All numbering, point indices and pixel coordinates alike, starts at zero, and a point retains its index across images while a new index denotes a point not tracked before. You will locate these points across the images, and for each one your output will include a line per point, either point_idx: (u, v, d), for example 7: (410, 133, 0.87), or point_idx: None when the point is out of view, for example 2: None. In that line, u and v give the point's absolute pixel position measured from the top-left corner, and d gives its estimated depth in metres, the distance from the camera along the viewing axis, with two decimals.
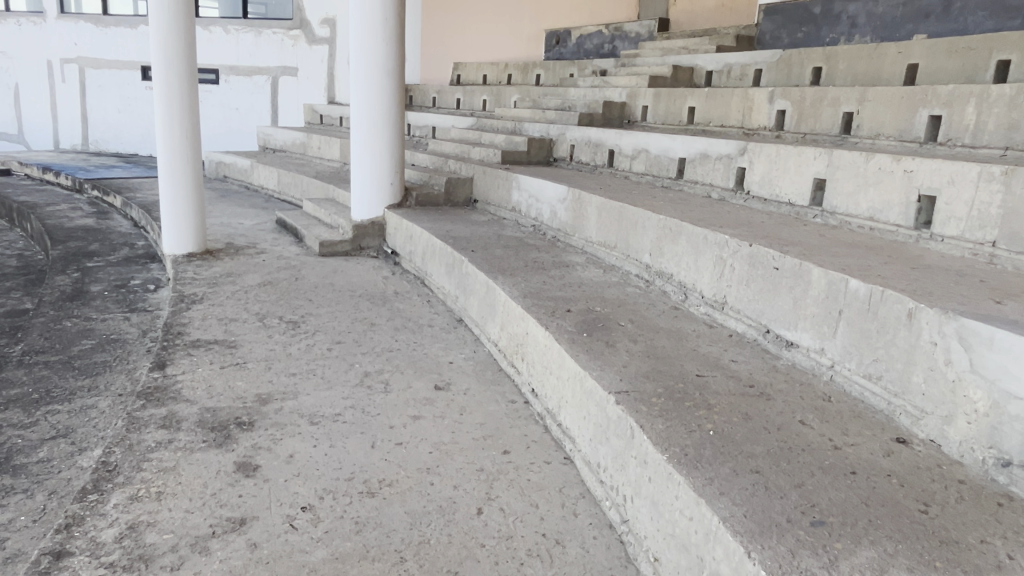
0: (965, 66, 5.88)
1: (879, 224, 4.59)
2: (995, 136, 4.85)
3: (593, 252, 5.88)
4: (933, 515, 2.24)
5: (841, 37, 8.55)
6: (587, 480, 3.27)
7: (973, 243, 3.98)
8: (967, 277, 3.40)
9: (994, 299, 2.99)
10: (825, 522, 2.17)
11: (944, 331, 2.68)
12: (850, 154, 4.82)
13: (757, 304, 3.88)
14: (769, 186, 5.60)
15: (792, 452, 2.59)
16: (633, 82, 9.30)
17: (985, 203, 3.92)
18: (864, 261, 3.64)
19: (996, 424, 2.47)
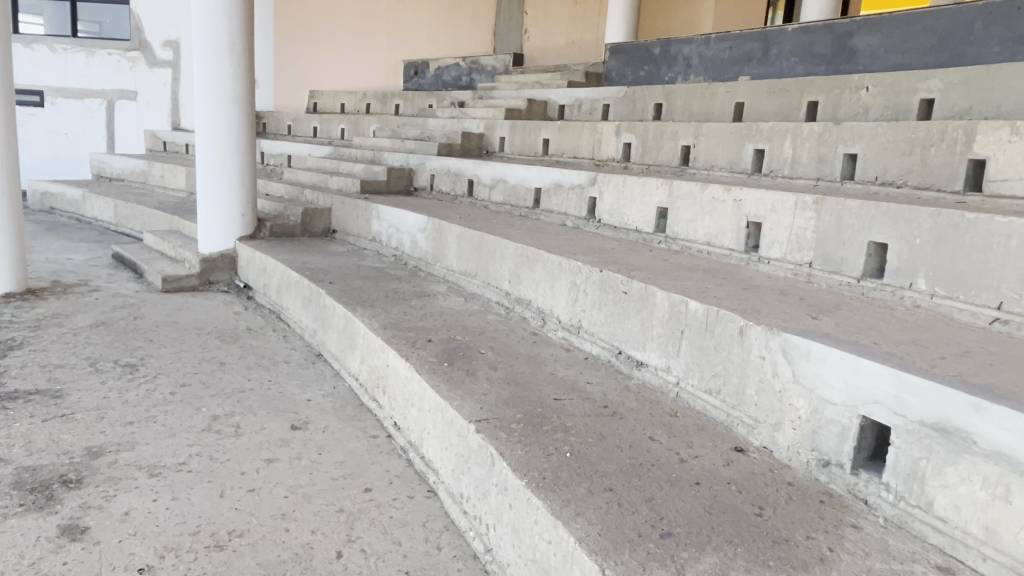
0: (782, 105, 6.54)
1: (715, 248, 4.99)
2: (809, 168, 5.43)
3: (454, 280, 5.90)
4: (766, 517, 2.42)
5: (678, 77, 9.24)
6: (451, 511, 3.24)
7: (794, 264, 4.41)
8: (789, 295, 3.77)
9: (811, 315, 3.32)
10: (673, 533, 2.29)
11: (770, 346, 2.94)
12: (688, 186, 5.21)
13: (609, 327, 4.06)
14: (617, 215, 5.92)
15: (643, 468, 2.72)
16: (490, 114, 9.54)
17: (801, 228, 4.35)
18: (702, 283, 3.93)
19: (816, 428, 2.75)
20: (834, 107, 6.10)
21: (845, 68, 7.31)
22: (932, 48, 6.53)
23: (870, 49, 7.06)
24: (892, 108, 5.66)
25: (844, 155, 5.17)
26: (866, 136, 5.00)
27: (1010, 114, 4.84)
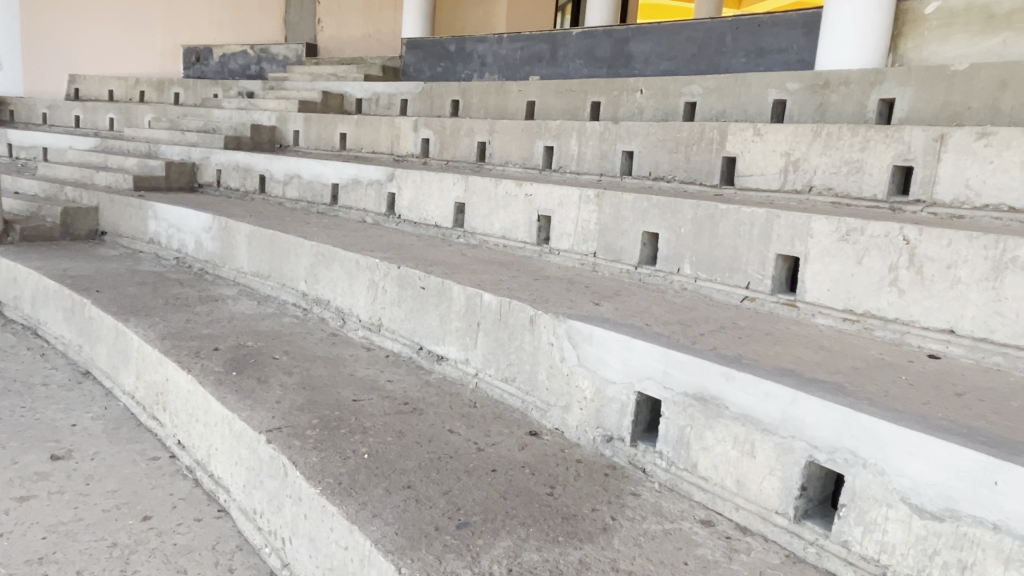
0: (569, 104, 6.93)
1: (510, 242, 5.16)
2: (593, 164, 5.81)
3: (245, 282, 5.53)
4: (556, 495, 2.56)
5: (474, 74, 9.43)
6: (244, 529, 3.04)
7: (581, 254, 4.69)
8: (576, 284, 4.01)
9: (594, 301, 3.56)
10: (469, 522, 2.34)
11: (557, 332, 3.11)
12: (482, 181, 5.34)
13: (409, 323, 4.05)
14: (416, 210, 5.92)
15: (441, 461, 2.75)
16: (283, 105, 9.07)
17: (586, 220, 4.65)
18: (497, 276, 4.04)
19: (600, 407, 2.96)
20: (614, 108, 6.57)
21: (623, 71, 7.91)
22: (693, 57, 7.28)
23: (643, 55, 7.70)
24: (662, 109, 6.21)
25: (623, 152, 5.58)
26: (640, 135, 5.44)
27: (754, 117, 5.53)
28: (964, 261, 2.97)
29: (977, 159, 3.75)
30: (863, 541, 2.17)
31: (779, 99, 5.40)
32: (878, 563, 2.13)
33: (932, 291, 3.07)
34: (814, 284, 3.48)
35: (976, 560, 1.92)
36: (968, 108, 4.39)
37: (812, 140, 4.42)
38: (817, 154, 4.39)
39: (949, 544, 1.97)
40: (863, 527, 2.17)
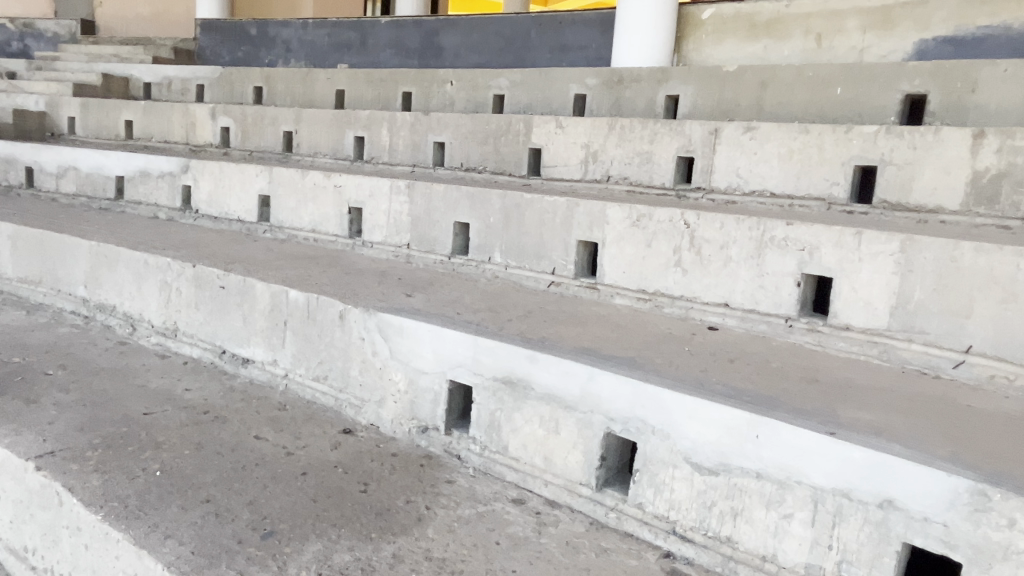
0: (379, 94, 6.80)
1: (320, 235, 4.98)
2: (405, 155, 5.76)
3: (10, 289, 4.83)
4: (370, 492, 2.53)
5: (279, 61, 8.96)
6: (14, 570, 2.67)
7: (394, 246, 4.64)
8: (388, 276, 3.96)
9: (406, 293, 3.53)
10: (275, 531, 2.23)
11: (368, 326, 3.05)
12: (288, 172, 5.09)
13: (209, 326, 3.77)
14: (217, 204, 5.51)
15: (246, 470, 2.60)
16: (53, 88, 8.02)
17: (398, 212, 4.60)
18: (305, 271, 3.88)
19: (414, 398, 2.96)
20: (425, 99, 6.56)
21: (434, 63, 7.91)
22: (501, 50, 7.46)
23: (453, 47, 7.76)
24: (472, 101, 6.30)
25: (434, 143, 5.59)
26: (450, 126, 5.48)
27: (558, 110, 5.78)
28: (734, 242, 3.33)
29: (744, 151, 4.20)
30: (654, 501, 2.36)
31: (579, 93, 5.68)
32: (667, 520, 2.34)
33: (710, 270, 3.41)
34: (611, 267, 3.73)
35: (744, 506, 2.17)
36: (736, 105, 4.84)
37: (608, 132, 4.71)
38: (613, 145, 4.69)
39: (723, 495, 2.21)
40: (654, 488, 2.36)
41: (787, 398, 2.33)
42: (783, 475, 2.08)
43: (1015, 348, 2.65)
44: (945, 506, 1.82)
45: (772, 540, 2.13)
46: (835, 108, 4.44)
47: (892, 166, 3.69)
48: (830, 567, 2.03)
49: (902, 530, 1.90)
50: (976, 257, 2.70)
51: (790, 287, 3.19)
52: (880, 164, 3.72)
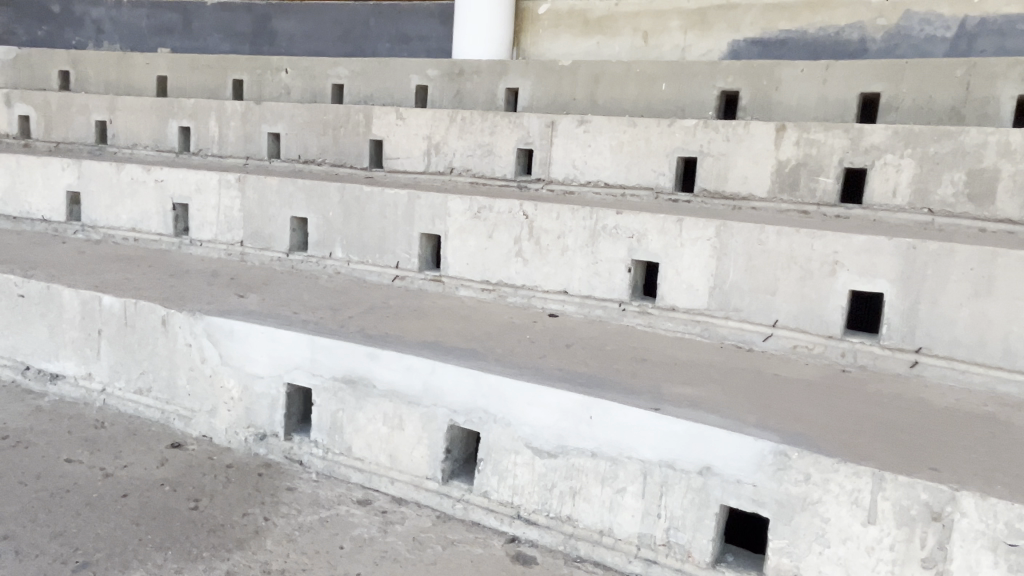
0: (206, 81, 6.35)
1: (142, 234, 4.58)
2: (236, 146, 5.42)
3: None
4: (201, 508, 2.38)
5: (88, 42, 8.09)
6: None
7: (226, 244, 4.36)
8: (219, 276, 3.71)
9: (238, 294, 3.33)
10: (90, 562, 2.08)
11: (195, 331, 2.84)
12: (100, 166, 4.62)
13: (8, 340, 3.35)
14: (15, 202, 4.90)
15: (56, 498, 2.37)
16: None
17: (229, 207, 4.32)
18: (122, 274, 3.55)
19: (249, 405, 2.81)
20: (258, 88, 6.21)
21: (267, 50, 7.51)
22: (340, 38, 7.22)
23: (288, 34, 7.41)
24: (309, 90, 6.03)
25: (268, 134, 5.30)
26: (285, 116, 5.22)
27: (400, 101, 5.68)
28: (570, 231, 3.46)
29: (579, 143, 4.36)
30: (499, 488, 2.41)
31: (420, 85, 5.61)
32: (512, 505, 2.39)
33: (549, 259, 3.51)
34: (454, 259, 3.74)
35: (582, 484, 2.26)
36: (572, 99, 5.00)
37: (449, 125, 4.71)
38: (454, 137, 4.70)
39: (562, 476, 2.30)
40: (498, 476, 2.41)
41: (619, 379, 2.46)
42: (615, 452, 2.19)
43: (812, 320, 2.97)
44: (753, 468, 2.00)
45: (608, 514, 2.24)
46: (661, 103, 4.68)
47: (709, 157, 3.97)
48: (659, 534, 2.17)
49: (719, 493, 2.06)
50: (778, 240, 2.99)
51: (622, 273, 3.37)
52: (700, 156, 3.99)
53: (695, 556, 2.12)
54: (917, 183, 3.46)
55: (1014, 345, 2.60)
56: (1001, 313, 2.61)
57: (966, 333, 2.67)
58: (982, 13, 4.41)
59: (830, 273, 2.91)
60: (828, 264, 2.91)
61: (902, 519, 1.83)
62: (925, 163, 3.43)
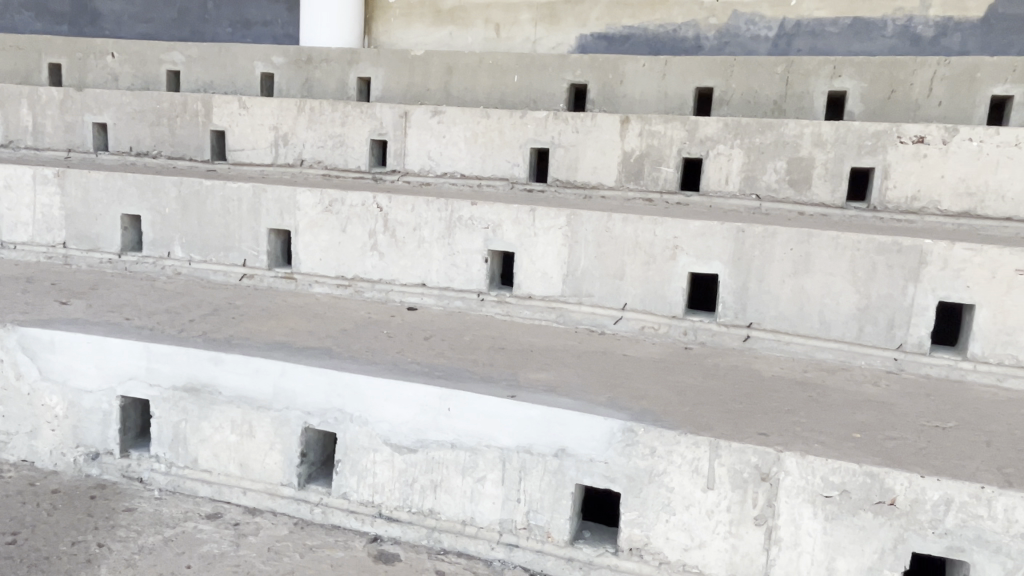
0: (15, 65, 5.69)
1: None
2: (55, 138, 4.90)
3: None
4: (22, 542, 2.15)
5: None
6: None
7: (46, 246, 3.93)
8: (37, 282, 3.34)
9: (60, 301, 3.02)
10: None
11: (6, 346, 2.54)
12: None
13: None
14: None
15: None
16: None
17: (46, 205, 3.90)
18: None
19: (77, 423, 2.56)
20: (79, 73, 5.63)
21: (90, 31, 6.83)
22: (174, 21, 6.70)
23: (113, 14, 6.78)
24: (139, 77, 5.56)
25: (93, 124, 4.83)
26: (111, 105, 4.77)
27: (243, 90, 5.37)
28: (426, 223, 3.43)
29: (434, 133, 4.32)
30: (358, 488, 2.36)
31: (266, 73, 5.32)
32: (373, 504, 2.35)
33: (405, 252, 3.48)
34: (307, 256, 3.61)
35: (442, 476, 2.27)
36: (426, 89, 4.94)
37: (297, 115, 4.51)
38: (303, 128, 4.51)
39: (422, 470, 2.29)
40: (357, 475, 2.36)
41: (476, 368, 2.48)
42: (473, 442, 2.21)
43: (657, 301, 3.14)
44: (604, 446, 2.09)
45: (469, 504, 2.25)
46: (514, 95, 4.74)
47: (560, 148, 4.07)
48: (520, 518, 2.21)
49: (574, 473, 2.14)
50: (624, 227, 3.13)
51: (479, 264, 3.39)
52: (551, 147, 4.09)
53: (554, 535, 2.18)
54: (746, 172, 3.74)
55: (829, 316, 2.89)
56: (817, 288, 2.89)
57: (789, 307, 2.94)
58: (797, 15, 4.78)
59: (671, 257, 3.10)
60: (670, 248, 3.09)
61: (736, 481, 1.98)
62: (752, 153, 3.72)
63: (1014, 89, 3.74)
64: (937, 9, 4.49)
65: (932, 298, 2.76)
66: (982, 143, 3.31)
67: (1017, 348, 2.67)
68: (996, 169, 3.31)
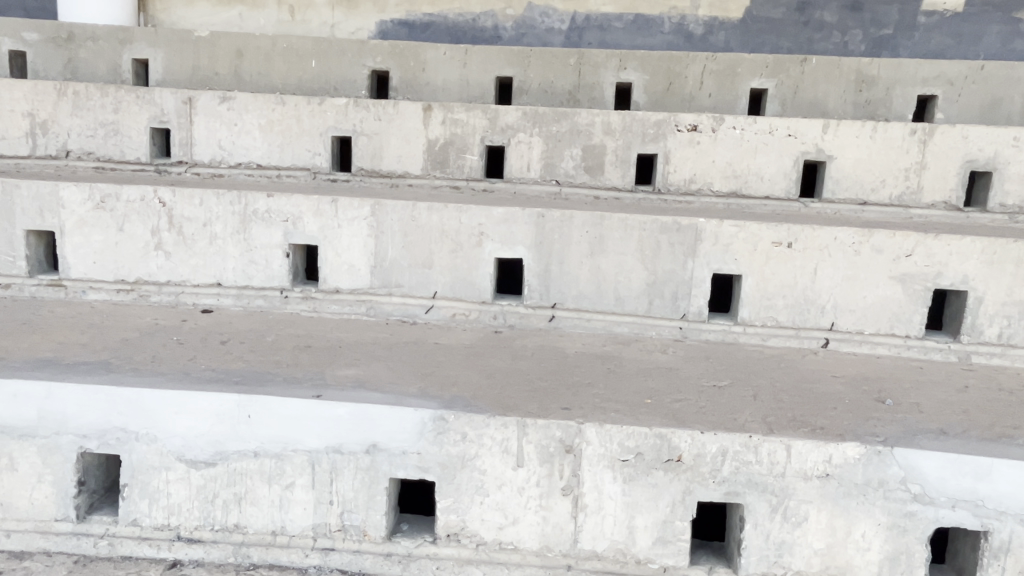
0: None
1: None
2: None
3: None
4: None
5: None
6: None
7: None
8: None
9: None
10: None
11: None
12: None
13: None
14: None
15: None
16: None
17: None
18: None
19: None
20: None
21: None
22: None
23: None
24: None
25: None
26: None
27: None
28: (217, 218, 3.20)
29: (224, 121, 4.01)
30: (151, 513, 2.16)
31: (15, 51, 4.63)
32: (169, 527, 2.16)
33: (195, 250, 3.21)
34: (78, 260, 3.22)
35: (246, 488, 2.14)
36: (214, 73, 4.57)
37: (58, 99, 3.99)
38: (66, 115, 3.99)
39: (223, 484, 2.14)
40: (148, 499, 2.16)
41: (279, 370, 2.37)
42: (279, 448, 2.11)
43: (466, 288, 3.18)
44: (416, 437, 2.09)
45: (279, 513, 2.15)
46: (312, 81, 4.54)
47: (363, 136, 3.96)
48: (334, 521, 2.15)
49: (387, 467, 2.11)
50: (430, 215, 3.13)
51: (280, 259, 3.22)
52: (354, 135, 3.96)
53: (370, 533, 2.14)
54: (545, 159, 3.89)
55: (623, 292, 3.11)
56: (611, 267, 3.09)
57: (588, 286, 3.12)
58: (586, 10, 5.05)
59: (477, 244, 3.15)
60: (475, 235, 3.14)
61: (543, 456, 2.07)
62: (550, 140, 3.88)
63: (767, 83, 4.24)
64: (705, 9, 4.95)
65: (708, 271, 3.06)
66: (743, 130, 3.72)
67: (776, 311, 3.05)
68: (755, 154, 3.74)
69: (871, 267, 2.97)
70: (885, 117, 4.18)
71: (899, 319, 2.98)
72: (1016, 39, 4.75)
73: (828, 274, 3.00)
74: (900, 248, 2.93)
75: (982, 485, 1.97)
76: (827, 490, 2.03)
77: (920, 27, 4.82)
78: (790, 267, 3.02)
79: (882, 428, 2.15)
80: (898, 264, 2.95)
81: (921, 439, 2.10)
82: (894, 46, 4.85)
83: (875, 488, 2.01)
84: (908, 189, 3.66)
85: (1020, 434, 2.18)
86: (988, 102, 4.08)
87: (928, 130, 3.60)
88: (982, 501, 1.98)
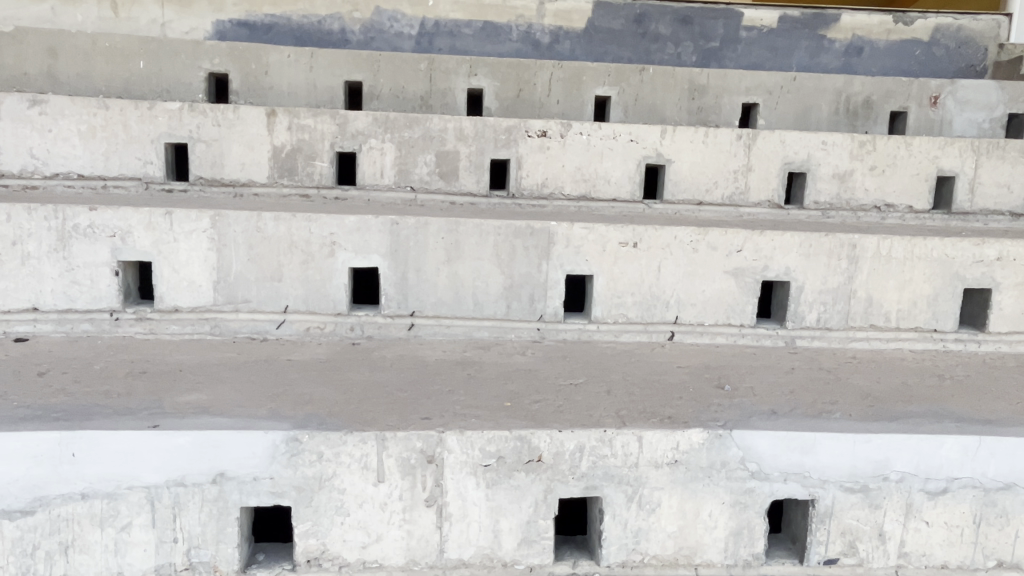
0: None
1: None
2: None
3: None
4: None
5: None
6: None
7: None
8: None
9: None
10: None
11: None
12: None
13: None
14: None
15: None
16: None
17: None
18: None
19: None
20: None
21: None
22: None
23: None
24: None
25: None
26: None
27: None
28: (30, 235, 2.87)
29: (35, 127, 3.59)
30: None
31: None
32: None
33: (4, 272, 2.87)
34: None
35: (75, 535, 1.93)
36: (23, 74, 4.11)
37: None
38: None
39: (46, 533, 1.92)
40: None
41: (108, 401, 2.15)
42: (111, 486, 1.92)
43: (320, 300, 3.06)
44: (267, 462, 1.98)
45: (115, 558, 1.96)
46: (141, 83, 4.19)
47: (201, 143, 3.71)
48: (180, 560, 1.99)
49: (237, 497, 1.99)
50: (277, 226, 2.98)
51: (108, 278, 2.94)
52: (190, 142, 3.70)
53: (222, 568, 2.01)
54: (398, 165, 3.84)
55: (480, 297, 3.13)
56: (467, 272, 3.10)
57: (446, 292, 3.12)
58: (434, 16, 5.05)
59: (329, 254, 3.04)
60: (327, 245, 3.03)
61: (404, 469, 2.03)
62: (403, 146, 3.82)
63: (610, 90, 4.44)
64: (550, 18, 5.10)
65: (561, 273, 3.14)
66: (589, 136, 3.87)
67: (626, 308, 3.20)
68: (601, 158, 3.90)
69: (707, 263, 3.18)
70: (715, 123, 4.51)
71: (734, 309, 3.23)
72: (821, 53, 5.31)
73: (670, 271, 3.18)
74: (731, 244, 3.17)
75: (808, 458, 2.17)
76: (676, 476, 2.15)
77: (742, 41, 5.25)
78: (636, 266, 3.17)
79: (721, 413, 2.31)
80: (731, 259, 3.19)
81: (755, 420, 2.28)
82: (721, 58, 5.25)
83: (718, 469, 2.16)
84: (738, 189, 3.98)
85: (837, 408, 2.43)
86: (801, 109, 4.52)
87: (752, 135, 3.93)
88: (808, 472, 2.18)
